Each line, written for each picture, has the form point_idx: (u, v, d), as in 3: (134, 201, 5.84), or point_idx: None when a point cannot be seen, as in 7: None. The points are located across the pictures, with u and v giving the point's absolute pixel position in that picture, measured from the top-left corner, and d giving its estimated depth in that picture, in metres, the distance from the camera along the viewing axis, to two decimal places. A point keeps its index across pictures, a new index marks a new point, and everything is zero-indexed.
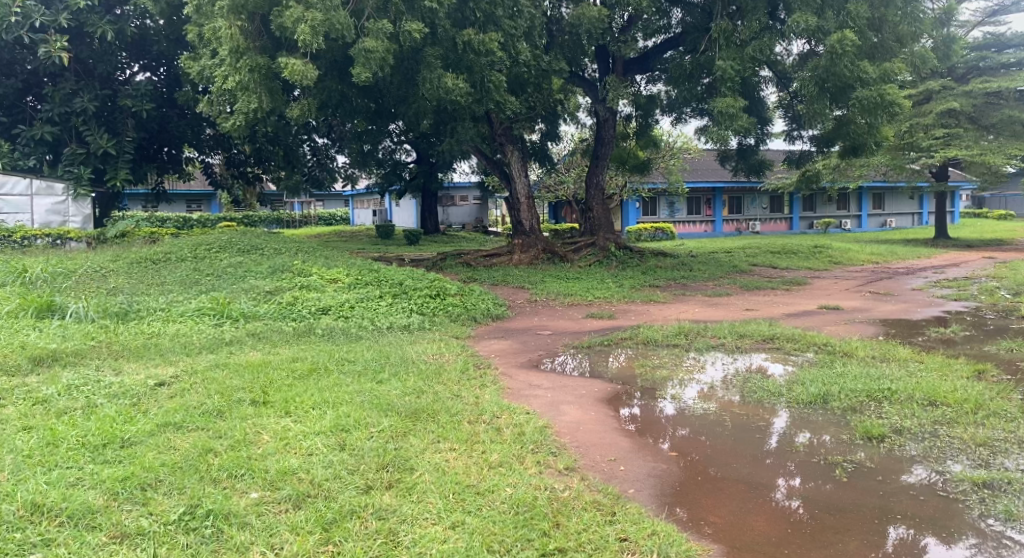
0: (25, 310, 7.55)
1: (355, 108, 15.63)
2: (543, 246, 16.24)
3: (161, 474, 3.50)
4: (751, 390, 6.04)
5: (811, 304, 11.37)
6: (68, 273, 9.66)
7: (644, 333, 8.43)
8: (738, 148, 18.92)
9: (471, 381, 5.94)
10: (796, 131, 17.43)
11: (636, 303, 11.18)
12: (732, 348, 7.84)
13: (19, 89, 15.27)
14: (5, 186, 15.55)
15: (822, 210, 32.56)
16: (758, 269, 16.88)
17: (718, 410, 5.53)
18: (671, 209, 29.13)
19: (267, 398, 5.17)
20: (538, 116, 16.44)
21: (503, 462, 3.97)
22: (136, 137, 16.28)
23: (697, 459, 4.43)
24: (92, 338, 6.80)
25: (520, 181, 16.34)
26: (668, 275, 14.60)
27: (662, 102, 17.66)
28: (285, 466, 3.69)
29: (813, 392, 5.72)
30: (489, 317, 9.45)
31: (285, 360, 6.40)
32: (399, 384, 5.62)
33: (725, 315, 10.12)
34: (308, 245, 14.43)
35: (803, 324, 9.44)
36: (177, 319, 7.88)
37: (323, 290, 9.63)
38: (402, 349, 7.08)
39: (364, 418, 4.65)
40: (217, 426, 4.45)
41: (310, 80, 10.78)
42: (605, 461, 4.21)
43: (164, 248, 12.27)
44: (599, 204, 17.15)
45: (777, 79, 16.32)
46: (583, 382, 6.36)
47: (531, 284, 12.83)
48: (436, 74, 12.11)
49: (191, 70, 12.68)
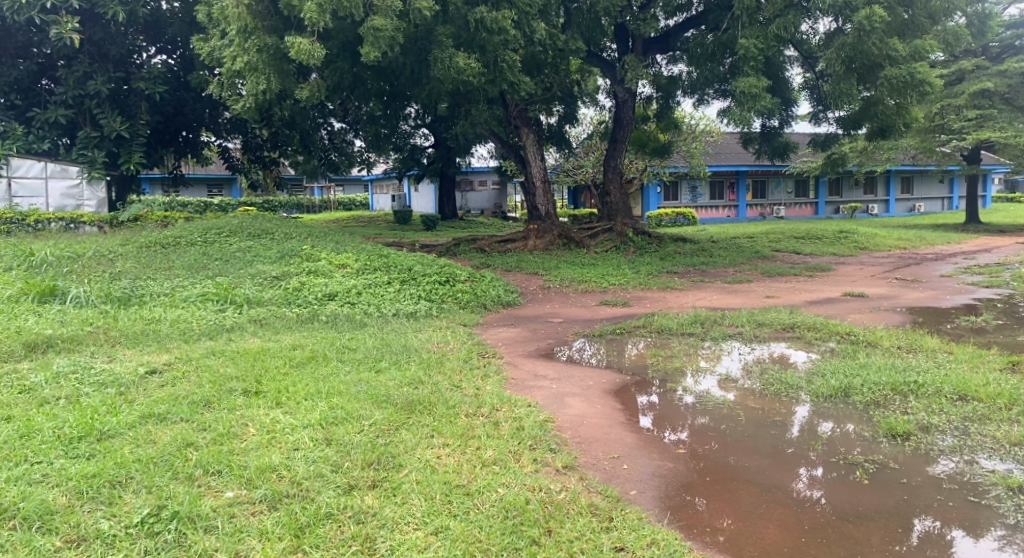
0: (26, 295, 7.44)
1: (368, 90, 15.38)
2: (559, 231, 15.92)
3: (131, 470, 3.31)
4: (768, 381, 5.74)
5: (836, 291, 10.95)
6: (75, 257, 9.56)
7: (658, 321, 8.13)
8: (762, 131, 18.39)
9: (474, 370, 5.71)
10: (822, 113, 16.85)
11: (652, 290, 10.86)
12: (750, 337, 7.51)
13: (33, 72, 15.23)
14: (19, 170, 15.28)
15: (848, 194, 31.77)
16: (781, 255, 16.43)
17: (731, 403, 5.24)
18: (693, 194, 28.61)
19: (258, 387, 4.98)
20: (555, 98, 16.06)
21: (498, 460, 3.73)
22: (150, 120, 16.20)
23: (707, 455, 4.16)
24: (90, 324, 6.68)
25: (535, 165, 16.02)
26: (686, 261, 14.23)
27: (683, 83, 17.15)
28: (265, 463, 3.48)
29: (835, 385, 5.40)
30: (499, 305, 9.20)
31: (285, 348, 6.22)
32: (398, 374, 5.41)
33: (744, 302, 9.77)
34: (320, 230, 14.28)
35: (827, 312, 9.05)
36: (180, 304, 7.74)
37: (331, 276, 9.43)
38: (406, 336, 6.86)
39: (356, 409, 4.43)
40: (202, 418, 4.26)
41: (317, 59, 10.54)
42: (606, 459, 3.96)
43: (175, 232, 12.17)
44: (617, 188, 16.76)
45: (802, 59, 15.78)
46: (591, 372, 6.11)
47: (546, 270, 12.55)
48: (447, 54, 11.89)
49: (201, 52, 12.52)
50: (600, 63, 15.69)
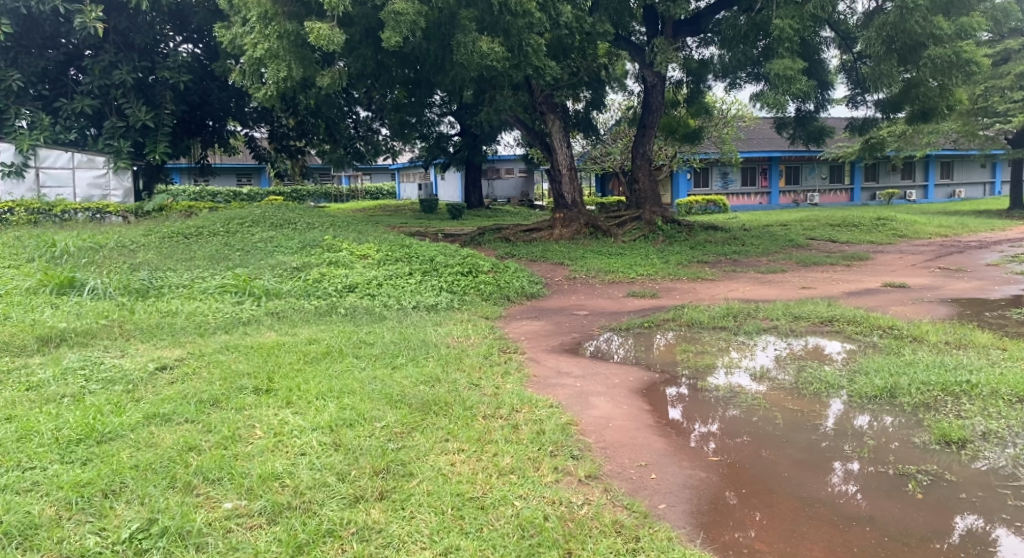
0: (45, 287, 7.38)
1: (392, 78, 15.16)
2: (586, 220, 15.59)
3: (126, 477, 3.13)
4: (806, 378, 5.41)
5: (875, 281, 10.47)
6: (96, 248, 9.51)
7: (688, 314, 7.79)
8: (796, 115, 17.76)
9: (494, 367, 5.46)
10: (860, 96, 16.20)
11: (681, 281, 10.50)
12: (786, 331, 7.14)
13: (60, 62, 15.29)
14: (47, 160, 15.37)
15: (885, 180, 30.81)
16: (817, 243, 15.89)
17: (766, 402, 4.91)
18: (724, 180, 27.97)
19: (270, 385, 4.79)
20: (583, 83, 15.66)
21: (516, 468, 3.48)
22: (175, 110, 16.20)
23: (742, 463, 3.86)
24: (105, 316, 6.57)
25: (561, 151, 15.65)
26: (718, 250, 13.80)
27: (715, 67, 16.62)
28: (268, 471, 3.28)
29: (879, 384, 5.04)
30: (523, 296, 8.94)
31: (301, 343, 6.03)
32: (415, 370, 5.20)
33: (778, 294, 9.36)
34: (344, 220, 14.13)
35: (865, 303, 8.62)
36: (198, 296, 7.61)
37: (352, 267, 9.26)
38: (425, 331, 6.62)
39: (369, 410, 4.22)
40: (209, 418, 4.08)
41: (337, 45, 10.31)
42: (633, 467, 3.69)
43: (198, 222, 12.11)
44: (646, 175, 16.33)
45: (840, 40, 15.16)
46: (617, 368, 5.82)
47: (572, 260, 12.25)
48: (470, 38, 11.56)
49: (224, 40, 12.39)
50: (629, 46, 15.21)
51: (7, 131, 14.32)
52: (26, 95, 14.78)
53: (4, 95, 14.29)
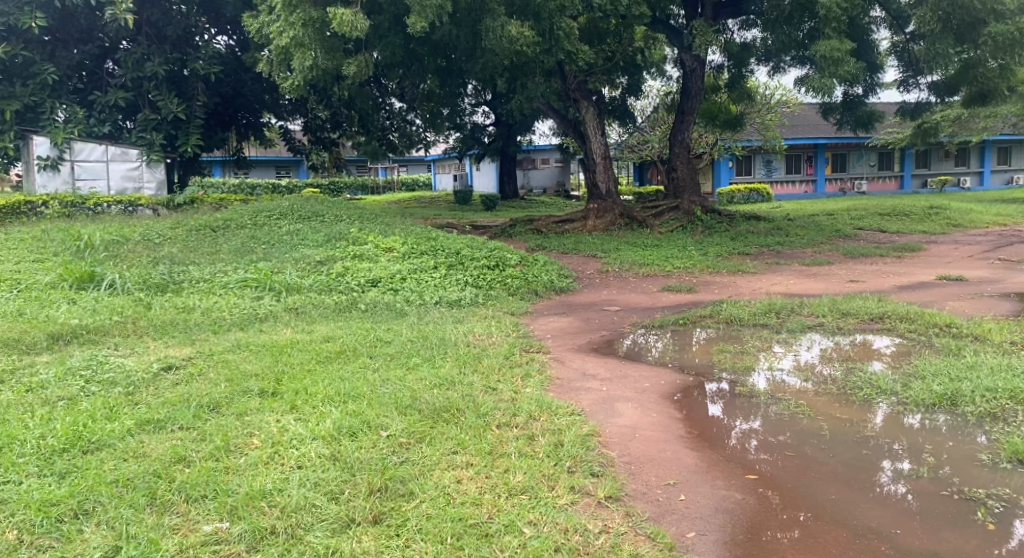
0: (65, 282, 7.32)
1: (423, 66, 14.87)
2: (621, 210, 15.14)
3: (101, 494, 2.89)
4: (854, 382, 4.93)
5: (928, 274, 9.79)
6: (122, 241, 9.45)
7: (727, 310, 7.32)
8: (843, 99, 16.93)
9: (514, 369, 5.12)
10: (912, 79, 15.33)
11: (720, 274, 9.98)
12: (832, 329, 6.62)
13: (96, 55, 15.43)
14: (81, 154, 15.41)
15: (938, 166, 29.47)
16: (865, 233, 15.13)
17: (810, 408, 4.47)
18: (767, 168, 27.07)
19: (276, 387, 4.53)
20: (618, 68, 15.14)
21: (527, 488, 3.13)
22: (207, 102, 16.22)
23: (786, 481, 3.45)
24: (119, 313, 6.43)
25: (596, 140, 15.16)
26: (760, 241, 13.23)
27: (757, 50, 15.95)
28: (256, 488, 3.01)
29: (938, 391, 4.53)
30: (552, 291, 8.58)
31: (316, 341, 5.79)
32: (431, 372, 4.90)
33: (825, 288, 8.79)
34: (372, 211, 13.93)
35: (917, 298, 8.01)
36: (217, 292, 7.43)
37: (377, 261, 9.01)
38: (445, 328, 6.31)
39: (375, 418, 3.92)
40: (205, 425, 3.83)
41: (360, 30, 10.06)
42: (660, 487, 3.31)
43: (226, 215, 12.02)
44: (684, 164, 15.74)
45: (891, 20, 14.36)
46: (647, 370, 5.43)
47: (606, 252, 11.82)
48: (499, 22, 11.15)
49: (252, 30, 12.24)
50: (666, 30, 14.53)
51: (43, 123, 14.16)
52: (62, 88, 14.81)
53: (40, 88, 14.26)
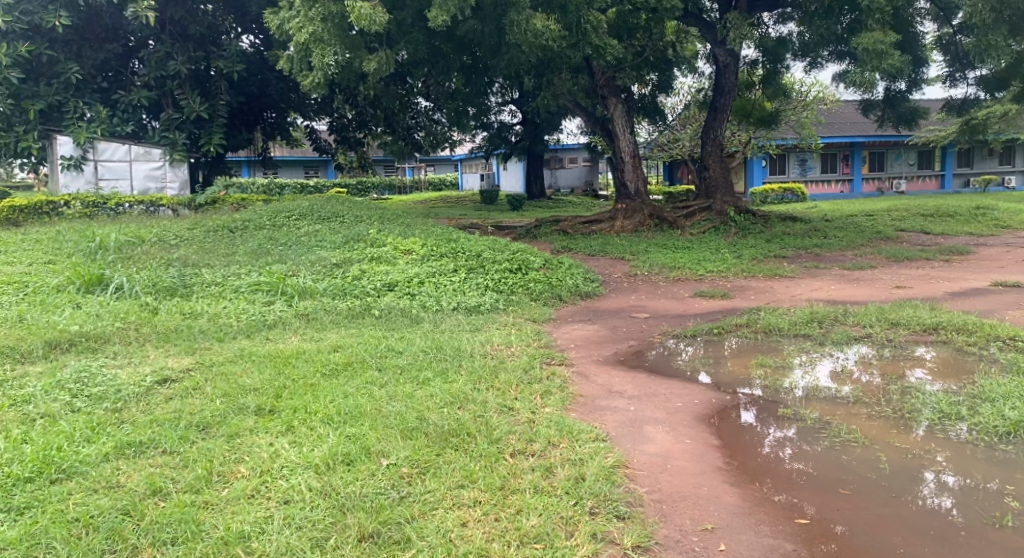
0: (73, 285, 7.12)
1: (447, 63, 14.51)
2: (650, 210, 14.60)
3: (56, 538, 2.56)
4: (912, 404, 4.39)
5: (981, 279, 9.11)
6: (137, 242, 9.28)
7: (765, 319, 6.81)
8: (885, 95, 16.17)
9: (534, 386, 4.69)
10: (959, 73, 14.56)
11: (755, 279, 9.44)
12: (881, 340, 6.07)
13: (120, 55, 15.41)
14: (104, 153, 15.42)
15: (981, 165, 28.35)
16: (909, 235, 14.40)
17: (864, 435, 3.95)
18: (802, 167, 26.25)
19: (274, 404, 4.18)
20: (648, 64, 14.61)
21: (542, 535, 2.73)
22: (230, 101, 16.14)
23: (843, 527, 2.97)
24: (123, 319, 6.18)
25: (624, 138, 14.65)
26: (798, 243, 12.62)
27: (794, 45, 15.27)
28: (233, 531, 2.65)
29: (1012, 418, 3.98)
30: (577, 296, 8.14)
31: (324, 350, 5.44)
32: (444, 387, 4.52)
33: (869, 295, 8.19)
34: (394, 211, 13.63)
35: (973, 306, 7.39)
36: (227, 296, 7.16)
37: (394, 263, 8.67)
38: (461, 337, 5.91)
39: (376, 443, 3.54)
40: (189, 449, 3.48)
41: (379, 23, 9.72)
42: (696, 533, 2.87)
43: (245, 215, 11.80)
44: (716, 162, 15.15)
45: (937, 11, 13.61)
46: (678, 387, 4.95)
47: (634, 254, 11.34)
48: (524, 16, 10.68)
49: (272, 27, 11.99)
50: (698, 24, 13.94)
51: (66, 123, 14.12)
52: (86, 87, 14.80)
53: (64, 88, 14.26)
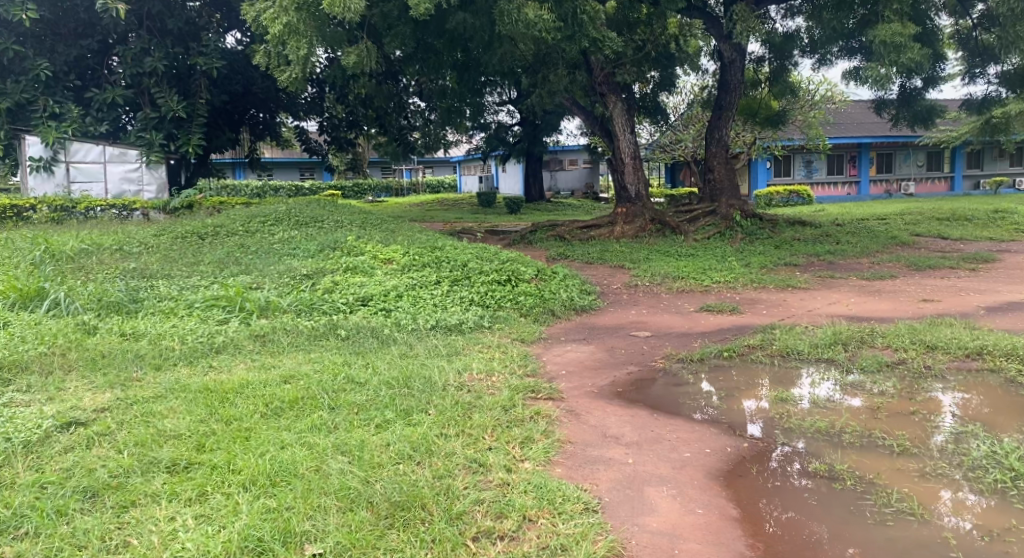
0: (5, 301, 6.38)
1: (438, 59, 13.72)
2: (652, 214, 13.79)
3: None
4: (974, 458, 3.58)
5: (1015, 292, 8.29)
6: (92, 251, 8.51)
7: (783, 340, 6.02)
8: (900, 92, 15.33)
9: (513, 431, 3.90)
10: (978, 69, 13.76)
11: (765, 291, 8.66)
12: (917, 366, 5.29)
13: (96, 51, 14.71)
14: (77, 154, 14.67)
15: (991, 166, 27.60)
16: (925, 240, 13.61)
17: (924, 504, 3.14)
18: (808, 169, 25.47)
19: (192, 458, 3.40)
20: (650, 59, 13.81)
21: None
22: (210, 98, 15.50)
23: None
24: (51, 341, 5.42)
25: (624, 138, 13.82)
26: (809, 249, 11.82)
27: (802, 41, 14.49)
28: None
29: None
30: (571, 311, 7.36)
31: (272, 381, 4.65)
32: (405, 433, 3.74)
33: (894, 309, 7.40)
34: (380, 216, 12.84)
35: (1013, 324, 6.58)
36: (178, 313, 6.39)
37: (371, 274, 7.89)
38: (435, 365, 5.12)
39: (302, 521, 2.77)
40: (59, 530, 2.73)
41: (355, 11, 8.93)
42: None
43: (218, 220, 10.99)
44: (722, 163, 14.36)
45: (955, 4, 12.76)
46: (686, 430, 4.16)
47: (635, 262, 10.54)
48: (515, 4, 9.89)
49: (248, 20, 11.25)
50: (703, 17, 13.12)
51: (35, 122, 13.56)
52: (58, 85, 14.14)
53: (33, 85, 13.68)
